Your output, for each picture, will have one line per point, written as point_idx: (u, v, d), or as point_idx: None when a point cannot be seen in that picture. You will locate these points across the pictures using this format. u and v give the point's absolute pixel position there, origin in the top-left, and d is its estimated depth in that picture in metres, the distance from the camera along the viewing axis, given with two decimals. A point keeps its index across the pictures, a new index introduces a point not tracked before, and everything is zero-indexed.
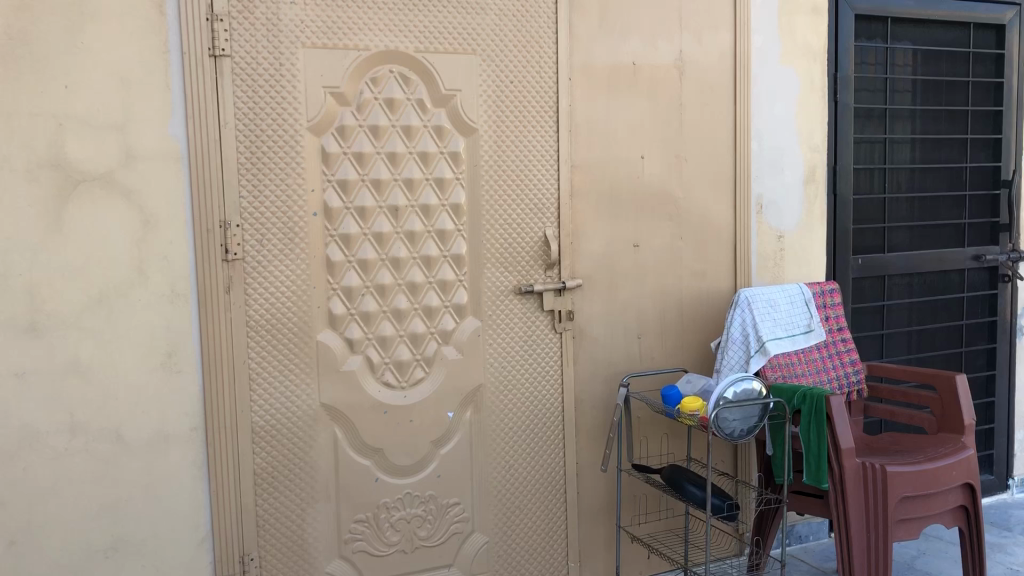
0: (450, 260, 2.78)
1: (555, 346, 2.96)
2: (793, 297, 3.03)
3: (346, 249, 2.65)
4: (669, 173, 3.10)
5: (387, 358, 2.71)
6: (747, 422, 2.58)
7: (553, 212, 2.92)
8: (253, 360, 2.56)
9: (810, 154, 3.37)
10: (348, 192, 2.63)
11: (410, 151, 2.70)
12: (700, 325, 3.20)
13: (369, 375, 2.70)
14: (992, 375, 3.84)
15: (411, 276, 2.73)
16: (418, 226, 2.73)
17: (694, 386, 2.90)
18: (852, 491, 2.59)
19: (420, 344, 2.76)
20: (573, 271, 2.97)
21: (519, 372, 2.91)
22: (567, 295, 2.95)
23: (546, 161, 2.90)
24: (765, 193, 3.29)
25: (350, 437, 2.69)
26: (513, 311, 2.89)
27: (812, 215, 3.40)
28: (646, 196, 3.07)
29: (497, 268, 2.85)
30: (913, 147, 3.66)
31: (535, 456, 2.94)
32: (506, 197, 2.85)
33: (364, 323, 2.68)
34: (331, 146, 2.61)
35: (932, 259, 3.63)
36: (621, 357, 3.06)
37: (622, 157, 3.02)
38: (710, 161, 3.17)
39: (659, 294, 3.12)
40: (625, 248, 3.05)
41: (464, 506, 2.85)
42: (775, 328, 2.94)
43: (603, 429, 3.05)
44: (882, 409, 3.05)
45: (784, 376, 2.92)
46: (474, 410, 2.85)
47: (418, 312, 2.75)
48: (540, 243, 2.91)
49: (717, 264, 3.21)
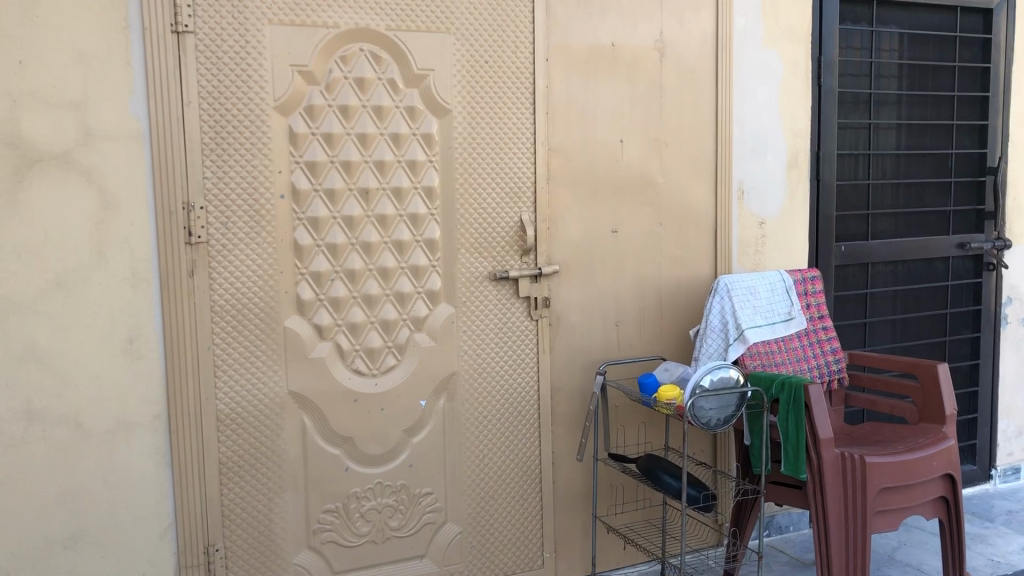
0: (422, 245, 2.72)
1: (532, 333, 2.90)
2: (774, 285, 2.97)
3: (315, 233, 2.58)
4: (650, 158, 3.04)
5: (358, 345, 2.65)
6: (724, 411, 2.54)
7: (530, 196, 2.86)
8: (218, 346, 2.49)
9: (793, 139, 3.31)
10: (316, 174, 2.56)
11: (382, 132, 2.63)
12: (679, 313, 3.14)
13: (339, 362, 2.64)
14: (976, 364, 3.81)
15: (383, 261, 2.66)
16: (389, 209, 2.66)
17: (672, 374, 2.84)
18: (830, 483, 2.54)
19: (391, 331, 2.69)
20: (550, 257, 2.90)
21: (494, 360, 2.85)
22: (543, 282, 2.89)
23: (521, 144, 2.83)
24: (747, 179, 3.23)
25: (319, 426, 2.63)
26: (487, 297, 2.82)
27: (794, 202, 3.34)
28: (625, 181, 3.01)
29: (471, 254, 2.78)
30: (898, 133, 3.61)
31: (510, 446, 2.88)
32: (481, 181, 2.78)
33: (333, 309, 2.61)
34: (299, 127, 2.53)
35: (916, 246, 3.59)
36: (599, 346, 3.01)
37: (600, 141, 2.96)
38: (691, 146, 3.10)
39: (637, 281, 3.06)
40: (604, 234, 2.99)
41: (437, 496, 2.79)
42: (754, 315, 2.89)
43: (580, 419, 2.99)
44: (863, 399, 2.99)
45: (763, 364, 2.86)
46: (447, 398, 2.79)
47: (390, 298, 2.68)
48: (515, 228, 2.84)
49: (698, 251, 3.15)
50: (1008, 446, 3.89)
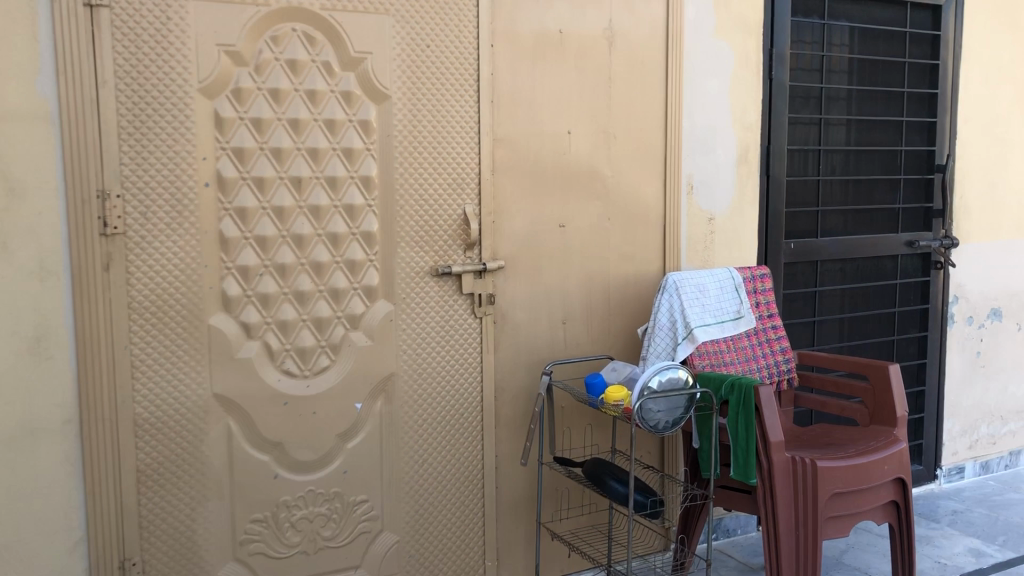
0: (359, 238, 2.57)
1: (475, 332, 2.77)
2: (723, 283, 2.89)
3: (243, 225, 2.41)
4: (598, 150, 2.93)
5: (288, 344, 2.49)
6: (673, 413, 2.43)
7: (474, 187, 2.72)
8: (135, 345, 2.32)
9: (744, 133, 3.23)
10: (245, 161, 2.40)
11: (316, 118, 2.48)
12: (628, 311, 3.04)
13: (269, 362, 2.48)
14: (923, 363, 3.78)
15: (316, 255, 2.51)
16: (324, 200, 2.50)
17: (620, 373, 2.72)
18: (781, 487, 2.45)
19: (325, 330, 2.54)
20: (495, 252, 2.77)
21: (435, 360, 2.71)
22: (487, 278, 2.76)
23: (465, 132, 2.70)
24: (697, 173, 3.13)
25: (247, 431, 2.46)
26: (428, 294, 2.68)
27: (744, 197, 3.26)
28: (573, 174, 2.89)
29: (412, 248, 2.64)
30: (848, 129, 3.55)
31: (451, 450, 2.75)
32: (422, 171, 2.64)
33: (262, 306, 2.45)
34: (225, 110, 2.36)
35: (866, 244, 3.54)
36: (545, 344, 2.89)
37: (547, 132, 2.84)
38: (641, 139, 3.00)
39: (585, 277, 2.95)
40: (551, 229, 2.87)
41: (373, 504, 2.65)
42: (703, 314, 2.80)
43: (524, 421, 2.87)
44: (813, 400, 2.92)
45: (711, 364, 2.77)
46: (385, 400, 2.65)
47: (323, 295, 2.53)
48: (458, 221, 2.71)
49: (647, 247, 3.05)
50: (953, 445, 3.88)
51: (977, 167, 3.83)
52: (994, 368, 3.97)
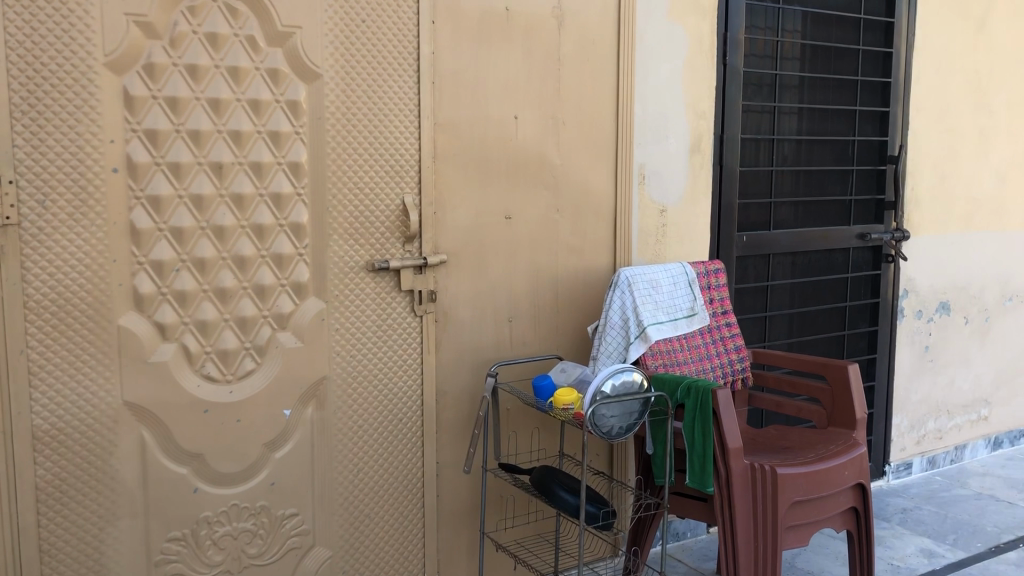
0: (287, 230, 2.36)
1: (414, 331, 2.58)
2: (676, 277, 2.74)
3: (156, 216, 2.18)
4: (546, 137, 2.76)
5: (209, 347, 2.27)
6: (626, 419, 2.28)
7: (414, 175, 2.53)
8: (32, 349, 2.07)
9: (697, 121, 3.08)
10: (158, 145, 2.16)
11: (239, 98, 2.25)
12: (576, 307, 2.88)
13: (187, 367, 2.25)
14: (873, 359, 3.71)
15: (240, 248, 2.29)
16: (247, 187, 2.29)
17: (569, 375, 2.57)
18: (739, 496, 2.33)
19: (249, 331, 2.33)
20: (436, 246, 2.58)
21: (371, 362, 2.52)
22: (428, 273, 2.57)
23: (404, 116, 2.50)
24: (649, 162, 2.97)
25: (162, 442, 2.24)
26: (364, 290, 2.48)
27: (697, 188, 3.11)
28: (520, 161, 2.71)
29: (346, 241, 2.44)
30: (800, 118, 3.45)
31: (389, 458, 2.57)
32: (357, 158, 2.43)
33: (179, 304, 2.23)
34: (136, 88, 2.12)
35: (818, 236, 3.44)
36: (489, 344, 2.71)
37: (492, 117, 2.65)
38: (591, 125, 2.83)
39: (532, 272, 2.78)
40: (496, 221, 2.69)
41: (304, 518, 2.44)
42: (656, 311, 2.65)
43: (468, 425, 2.69)
44: (769, 401, 2.80)
45: (665, 364, 2.63)
46: (316, 406, 2.44)
47: (247, 292, 2.32)
48: (396, 212, 2.51)
49: (597, 240, 2.90)
50: (901, 442, 3.82)
51: (928, 158, 3.76)
52: (941, 362, 3.93)
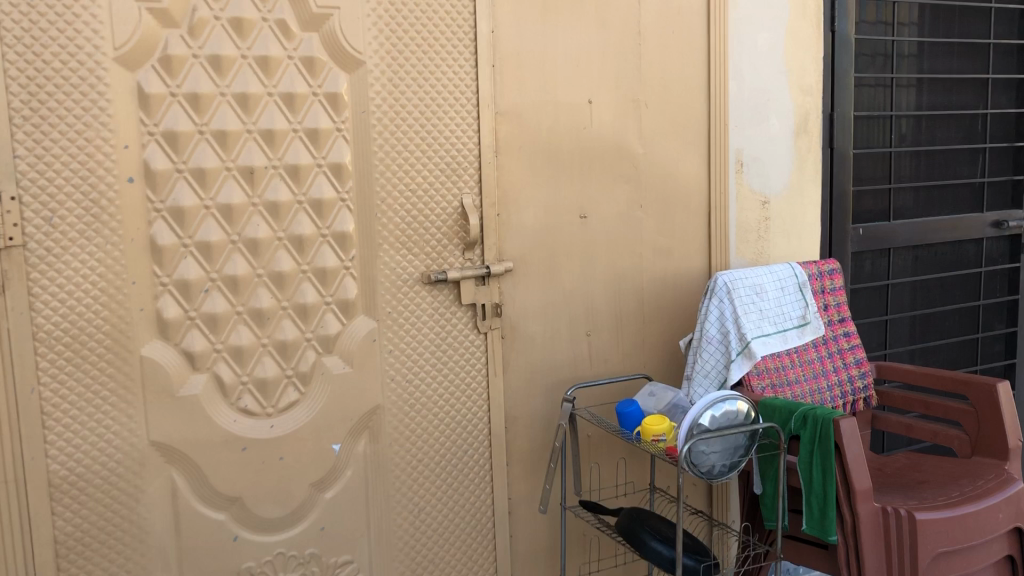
0: (331, 240, 2.06)
1: (479, 349, 2.26)
2: (784, 281, 2.36)
3: (180, 230, 1.91)
4: (626, 123, 2.39)
5: (245, 377, 2.00)
6: (730, 455, 1.93)
7: (474, 172, 2.21)
8: (45, 386, 1.83)
9: (804, 98, 2.66)
10: (179, 149, 1.89)
11: (271, 92, 1.97)
12: (666, 317, 2.51)
13: (221, 400, 1.99)
14: (1011, 364, 3.25)
15: (277, 264, 2.01)
16: (283, 194, 2.00)
17: (660, 401, 2.21)
18: (870, 546, 1.92)
19: (291, 357, 2.05)
20: (501, 253, 2.26)
21: (431, 387, 2.21)
22: (493, 284, 2.24)
23: (460, 104, 2.18)
24: (747, 147, 2.57)
25: (195, 485, 1.98)
26: (420, 306, 2.18)
27: (805, 175, 2.69)
28: (595, 152, 2.36)
29: (398, 251, 2.14)
30: (919, 90, 3.01)
31: (454, 495, 2.26)
32: (408, 156, 2.13)
33: (210, 330, 1.96)
34: (152, 85, 1.85)
35: (947, 226, 2.96)
36: (566, 362, 2.38)
37: (563, 102, 2.31)
38: (678, 108, 2.46)
39: (613, 279, 2.43)
40: (570, 221, 2.35)
41: (359, 566, 2.16)
42: (761, 322, 2.29)
43: (543, 455, 2.37)
44: (897, 423, 2.39)
45: (773, 386, 2.27)
46: (370, 439, 2.15)
47: (288, 313, 2.04)
48: (455, 215, 2.20)
49: (687, 239, 2.52)
50: None
51: None
52: None
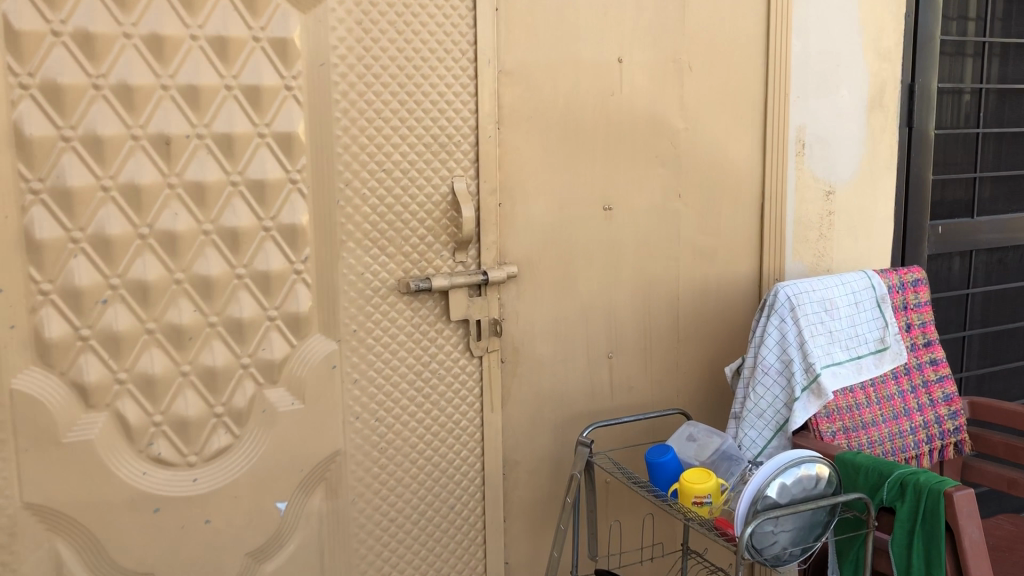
0: (276, 236, 1.57)
1: (471, 377, 1.76)
2: (859, 295, 1.87)
3: (68, 220, 1.41)
4: (664, 89, 1.88)
5: (159, 417, 1.50)
6: (802, 534, 1.45)
7: (469, 149, 1.70)
8: None
9: (880, 64, 2.14)
10: (65, 109, 1.38)
11: (195, 35, 1.45)
12: (705, 335, 2.02)
13: (125, 446, 1.49)
14: None
15: (203, 267, 1.51)
16: (213, 173, 1.50)
17: (703, 450, 1.72)
18: None
19: (221, 389, 1.55)
20: (502, 254, 1.76)
21: (410, 426, 1.71)
22: (490, 294, 1.75)
23: (452, 59, 1.67)
24: (811, 124, 2.06)
25: (89, 559, 1.48)
26: (397, 322, 1.68)
27: (879, 160, 2.18)
28: (625, 126, 1.85)
29: (367, 249, 1.63)
30: (1004, 60, 2.50)
31: (436, 561, 1.77)
32: (383, 124, 1.62)
33: (110, 354, 1.46)
34: (23, 18, 1.34)
35: None
36: (581, 392, 1.88)
37: (585, 61, 1.80)
38: (729, 72, 1.95)
39: (642, 286, 1.93)
40: (589, 213, 1.84)
41: None
42: (831, 348, 1.79)
43: (549, 508, 1.88)
44: (997, 477, 1.88)
45: (846, 430, 1.78)
46: (328, 494, 1.65)
47: (217, 331, 1.54)
48: (444, 204, 1.69)
49: (734, 238, 2.02)
50: None
51: None
52: None
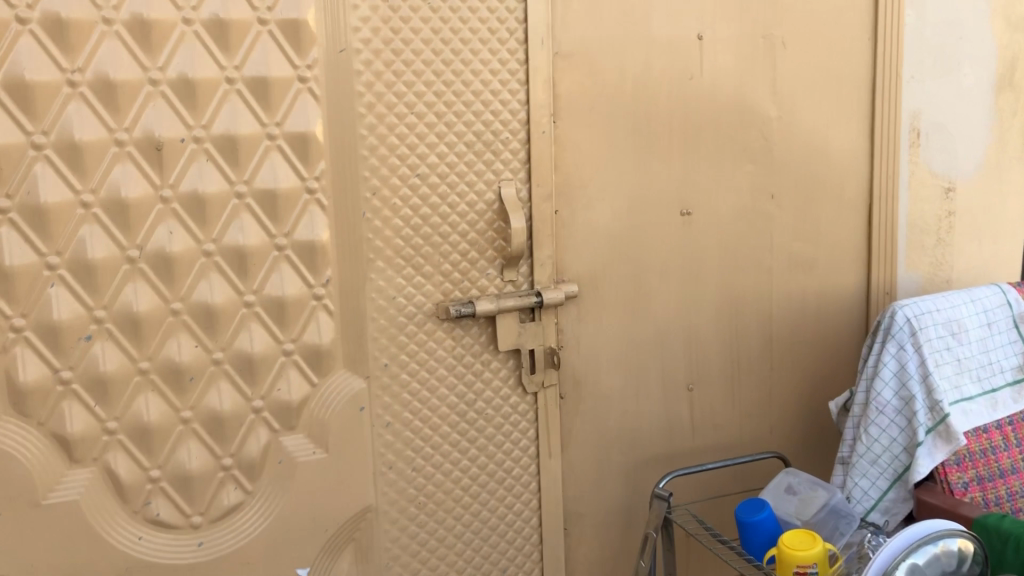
0: (292, 256, 1.32)
1: (525, 416, 1.50)
2: (989, 314, 1.55)
3: (42, 244, 1.18)
4: (753, 70, 1.59)
5: (157, 472, 1.28)
6: None
7: (519, 148, 1.44)
8: None
9: (1010, 36, 1.81)
10: (35, 111, 1.15)
11: (189, 18, 1.21)
12: (801, 360, 1.72)
13: (118, 507, 1.27)
14: None
15: (206, 295, 1.27)
16: (215, 183, 1.26)
17: (808, 506, 1.47)
18: None
19: (230, 438, 1.31)
20: (559, 271, 1.49)
21: (454, 476, 1.46)
22: (546, 318, 1.48)
23: (499, 41, 1.40)
24: (929, 109, 1.74)
25: None
26: (436, 354, 1.42)
27: (1008, 149, 1.85)
28: (706, 117, 1.56)
29: (399, 269, 1.38)
30: None
31: None
32: (416, 121, 1.36)
33: (97, 401, 1.23)
34: None
35: None
36: (655, 430, 1.60)
37: (659, 40, 1.51)
38: (830, 50, 1.64)
39: (728, 305, 1.64)
40: (664, 221, 1.56)
41: None
42: (960, 379, 1.47)
43: (618, 566, 1.61)
44: None
45: (981, 480, 1.46)
46: (358, 556, 1.41)
47: (224, 370, 1.30)
48: (491, 214, 1.43)
49: (836, 246, 1.71)
50: None
51: None
52: None
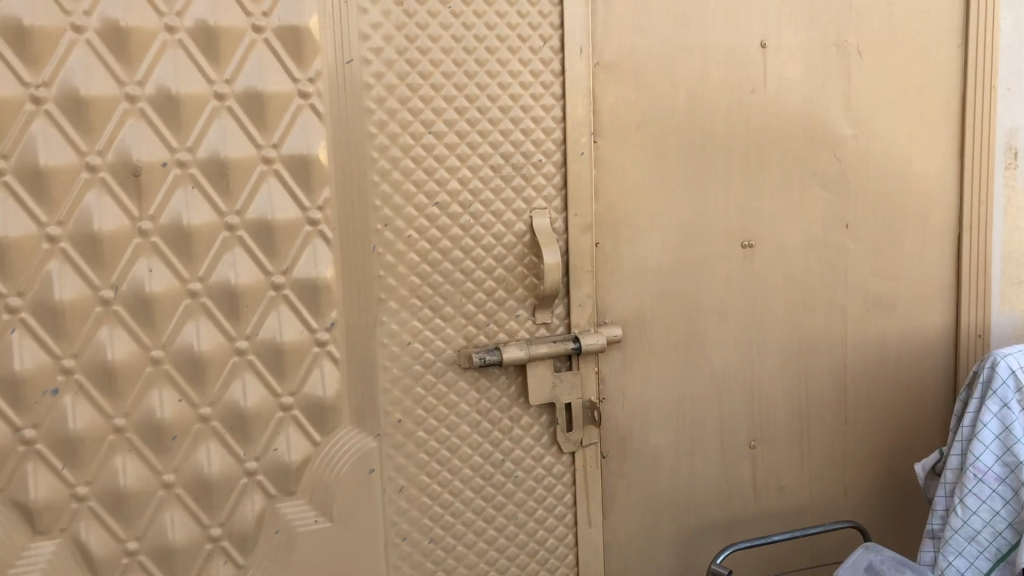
0: (292, 296, 1.15)
1: (560, 478, 1.31)
2: None
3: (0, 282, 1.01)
4: (825, 83, 1.39)
5: (134, 545, 1.10)
6: None
7: (554, 172, 1.26)
8: None
9: None
10: None
11: (172, 26, 1.05)
12: (877, 413, 1.50)
13: None
14: None
15: (191, 342, 1.11)
16: (202, 213, 1.09)
17: None
18: None
19: (219, 504, 1.14)
20: (599, 313, 1.30)
21: (477, 548, 1.27)
22: (584, 367, 1.29)
23: (531, 50, 1.22)
24: None
25: None
26: (458, 408, 1.24)
27: None
28: (770, 137, 1.37)
29: (415, 311, 1.21)
30: None
31: None
32: (434, 141, 1.19)
33: (65, 463, 1.06)
34: None
35: None
36: (709, 493, 1.40)
37: (715, 49, 1.32)
38: (914, 60, 1.44)
39: (795, 351, 1.43)
40: (721, 254, 1.36)
41: None
42: None
43: None
44: None
45: None
46: None
47: (212, 428, 1.13)
48: (521, 248, 1.25)
49: (919, 282, 1.49)
50: None
51: None
52: None
